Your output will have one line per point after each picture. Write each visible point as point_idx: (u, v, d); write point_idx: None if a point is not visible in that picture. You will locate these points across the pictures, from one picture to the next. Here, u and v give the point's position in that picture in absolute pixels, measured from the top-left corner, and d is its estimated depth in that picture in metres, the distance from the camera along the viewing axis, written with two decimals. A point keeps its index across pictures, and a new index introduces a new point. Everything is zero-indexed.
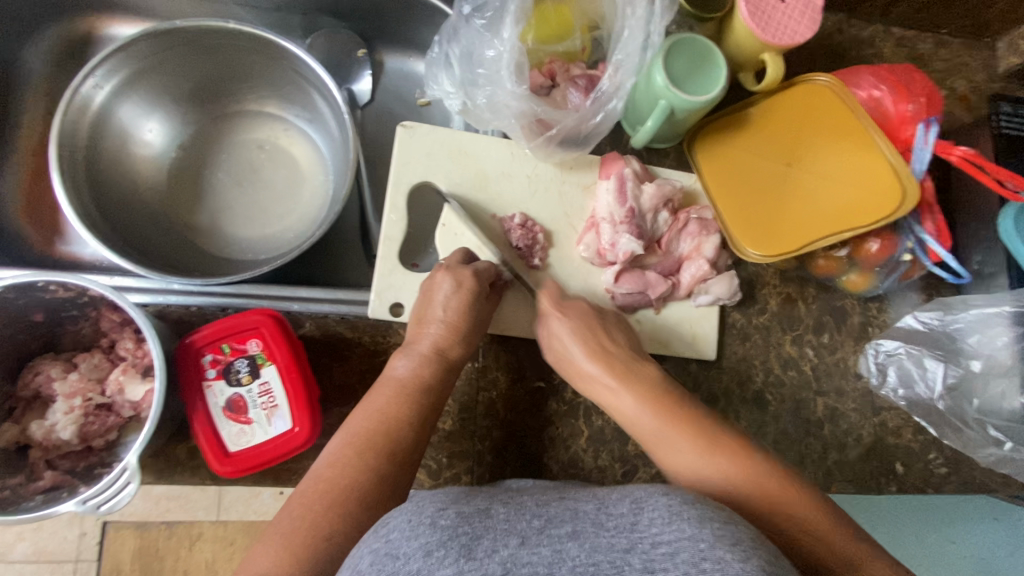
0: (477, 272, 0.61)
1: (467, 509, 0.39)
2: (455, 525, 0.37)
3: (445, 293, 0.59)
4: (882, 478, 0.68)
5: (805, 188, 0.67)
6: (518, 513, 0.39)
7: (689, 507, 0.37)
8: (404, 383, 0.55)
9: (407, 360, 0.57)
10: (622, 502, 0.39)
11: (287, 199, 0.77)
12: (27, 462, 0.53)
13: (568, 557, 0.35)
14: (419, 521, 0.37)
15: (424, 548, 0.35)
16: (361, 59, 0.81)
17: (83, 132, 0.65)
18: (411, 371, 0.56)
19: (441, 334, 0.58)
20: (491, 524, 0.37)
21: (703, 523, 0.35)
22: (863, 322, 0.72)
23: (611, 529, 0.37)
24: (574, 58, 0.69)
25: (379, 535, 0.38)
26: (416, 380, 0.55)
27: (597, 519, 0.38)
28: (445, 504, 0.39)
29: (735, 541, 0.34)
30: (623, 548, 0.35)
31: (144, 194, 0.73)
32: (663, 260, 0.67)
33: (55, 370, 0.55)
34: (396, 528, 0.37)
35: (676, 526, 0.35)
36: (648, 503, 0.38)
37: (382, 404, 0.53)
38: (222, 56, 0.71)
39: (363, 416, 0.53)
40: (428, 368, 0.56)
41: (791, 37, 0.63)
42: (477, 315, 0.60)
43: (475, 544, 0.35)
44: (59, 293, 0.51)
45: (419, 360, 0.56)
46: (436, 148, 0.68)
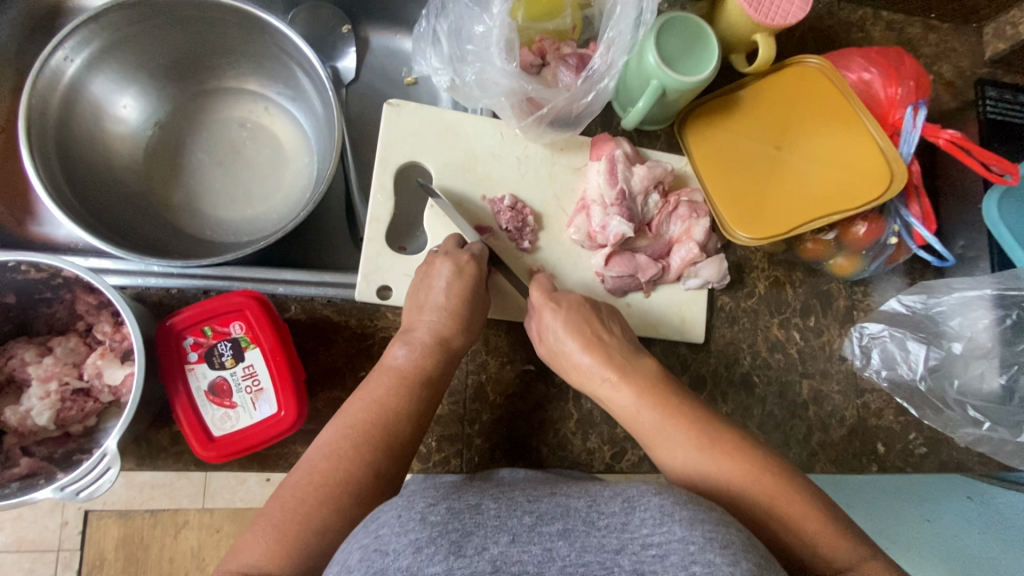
0: (475, 255, 0.60)
1: (458, 505, 0.39)
2: (445, 521, 0.37)
3: (451, 279, 0.58)
4: (864, 458, 0.70)
5: (796, 170, 0.67)
6: (508, 509, 0.39)
7: (682, 507, 0.37)
8: (405, 374, 0.54)
9: (407, 349, 0.56)
10: (614, 500, 0.39)
11: (270, 180, 0.75)
12: (1, 449, 0.51)
13: (557, 557, 0.35)
14: (410, 517, 0.37)
15: (413, 545, 0.35)
16: (345, 35, 0.79)
17: (55, 107, 0.62)
18: (412, 362, 0.55)
19: (442, 322, 0.57)
20: (481, 520, 0.37)
21: (693, 525, 0.35)
22: (849, 305, 0.73)
23: (603, 528, 0.37)
24: (564, 37, 0.68)
25: (367, 531, 0.38)
26: (416, 371, 0.54)
27: (588, 516, 0.38)
28: (435, 500, 0.39)
29: (726, 543, 0.34)
30: (614, 549, 0.35)
31: (121, 174, 0.70)
32: (653, 243, 0.67)
33: (29, 354, 0.53)
34: (386, 524, 0.37)
35: (668, 527, 0.35)
36: (640, 503, 0.38)
37: (380, 393, 0.52)
38: (200, 30, 0.68)
39: (361, 406, 0.52)
40: (426, 355, 0.55)
41: (784, 18, 0.62)
42: (477, 302, 0.59)
43: (465, 540, 0.36)
44: (31, 274, 0.49)
45: (418, 349, 0.56)
46: (424, 128, 0.66)
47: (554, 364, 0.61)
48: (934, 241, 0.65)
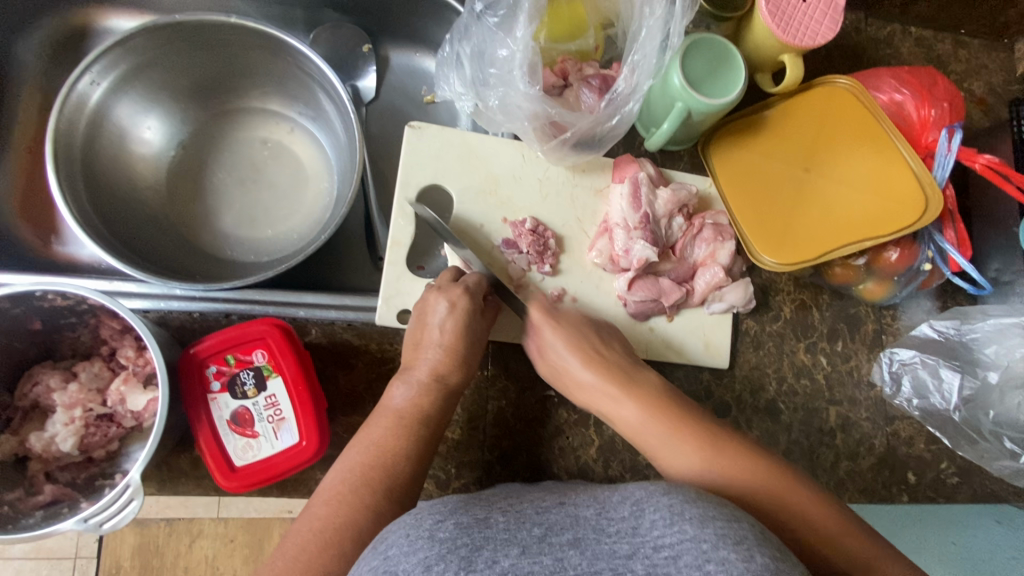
0: (468, 290, 0.58)
1: (466, 519, 0.39)
2: (454, 536, 0.37)
3: (450, 317, 0.56)
4: (894, 487, 0.70)
5: (823, 195, 0.65)
6: (517, 522, 0.39)
7: (693, 506, 0.37)
8: (402, 414, 0.53)
9: (406, 388, 0.55)
10: (623, 505, 0.39)
11: (291, 200, 0.75)
12: (25, 475, 0.51)
13: (570, 566, 0.35)
14: (418, 535, 0.37)
15: (423, 563, 0.35)
16: (366, 54, 0.79)
17: (81, 131, 0.63)
18: (410, 401, 0.54)
19: (439, 359, 0.56)
20: (491, 534, 0.37)
21: (705, 522, 0.35)
22: (878, 329, 0.73)
23: (613, 534, 0.37)
24: (586, 57, 0.68)
25: (377, 552, 0.38)
26: (413, 410, 0.53)
27: (598, 524, 0.38)
28: (443, 516, 0.39)
29: (739, 539, 0.34)
30: (626, 554, 0.35)
31: (143, 195, 0.70)
32: (677, 266, 0.66)
33: (54, 380, 0.53)
34: (394, 544, 0.38)
35: (678, 527, 0.35)
36: (650, 505, 0.38)
37: (379, 435, 0.52)
38: (223, 52, 0.68)
39: (359, 450, 0.51)
40: (423, 394, 0.54)
41: (813, 38, 0.62)
42: (470, 338, 0.57)
43: (475, 555, 0.35)
44: (56, 300, 0.49)
45: (416, 388, 0.55)
46: (446, 150, 0.66)
47: (559, 383, 0.61)
48: (970, 268, 0.62)
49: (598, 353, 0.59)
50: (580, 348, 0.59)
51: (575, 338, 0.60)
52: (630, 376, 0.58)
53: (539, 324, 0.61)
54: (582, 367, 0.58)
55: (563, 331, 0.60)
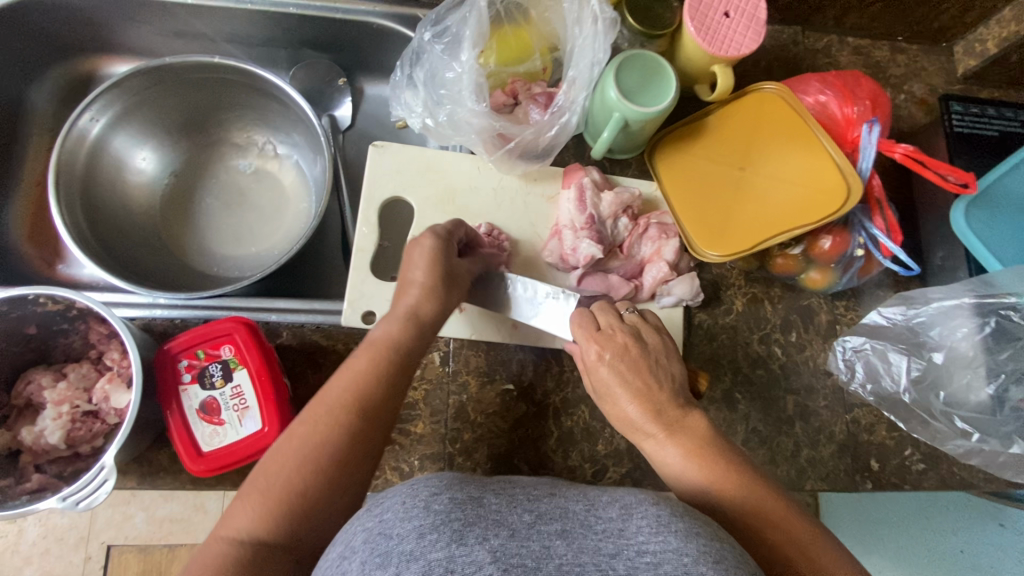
0: (436, 234, 0.61)
1: (460, 495, 0.42)
2: (449, 510, 0.39)
3: (422, 255, 0.59)
4: (858, 475, 0.71)
5: (758, 191, 0.69)
6: (509, 505, 0.41)
7: (677, 520, 0.39)
8: (377, 343, 0.55)
9: (384, 323, 0.57)
10: (612, 506, 0.42)
11: (272, 220, 0.82)
12: (17, 466, 0.56)
13: (554, 554, 0.37)
14: (414, 504, 0.40)
15: (417, 531, 0.38)
16: (341, 87, 0.87)
17: (81, 162, 0.71)
18: (385, 331, 0.56)
19: (416, 295, 0.58)
20: (483, 513, 0.40)
21: (688, 538, 0.37)
22: (831, 319, 0.76)
23: (599, 532, 0.39)
24: (535, 77, 0.75)
25: (372, 515, 0.41)
26: (385, 338, 0.55)
27: (587, 520, 0.40)
28: (439, 489, 0.42)
29: (718, 559, 0.36)
30: (609, 553, 0.37)
31: (138, 218, 0.77)
32: (625, 263, 0.70)
33: (46, 379, 0.58)
34: (389, 509, 0.41)
35: (663, 537, 0.37)
36: (638, 511, 0.40)
37: (359, 364, 0.53)
38: (208, 89, 0.76)
39: (338, 378, 0.53)
40: (397, 325, 0.56)
41: (739, 48, 0.68)
42: (444, 277, 0.59)
43: (467, 530, 0.38)
44: (47, 306, 0.55)
45: (391, 320, 0.56)
46: (406, 166, 0.72)
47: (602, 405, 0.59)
48: (901, 251, 0.65)
49: (645, 388, 0.57)
50: (627, 381, 0.57)
51: (620, 374, 0.57)
52: (681, 420, 0.55)
53: (584, 343, 0.60)
54: (630, 403, 0.56)
55: (608, 363, 0.58)
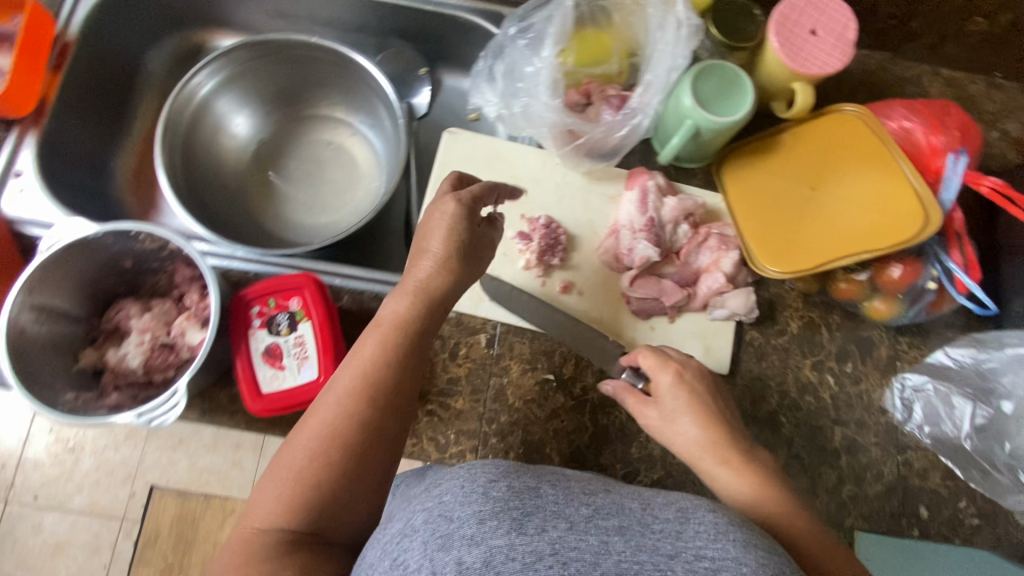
0: (460, 200, 0.59)
1: (518, 483, 0.38)
2: (507, 497, 0.37)
3: (439, 224, 0.58)
4: (904, 521, 0.67)
5: (827, 212, 0.68)
6: (566, 497, 0.38)
7: (737, 529, 0.36)
8: (388, 325, 0.54)
9: (395, 298, 0.56)
10: (667, 508, 0.38)
11: (344, 194, 0.87)
12: (99, 384, 0.61)
13: (613, 551, 0.34)
14: (472, 489, 0.37)
15: (476, 516, 0.36)
16: (422, 76, 0.91)
17: (185, 120, 0.77)
18: (397, 310, 0.55)
19: (430, 267, 0.57)
20: (541, 503, 0.37)
21: (747, 548, 0.34)
22: (892, 355, 0.72)
23: (657, 533, 0.36)
24: (611, 80, 0.76)
25: (431, 497, 0.40)
26: (394, 318, 0.55)
27: (643, 518, 0.37)
28: (496, 476, 0.38)
29: (779, 573, 0.33)
30: (667, 554, 0.34)
31: (226, 179, 0.84)
32: (680, 270, 0.70)
33: (133, 309, 0.64)
34: (448, 491, 0.38)
35: (722, 544, 0.34)
36: (695, 516, 0.37)
37: (369, 352, 0.53)
38: (303, 66, 0.82)
39: (352, 367, 0.52)
40: (407, 302, 0.55)
41: (823, 66, 0.68)
42: (466, 249, 0.58)
43: (526, 519, 0.36)
44: (146, 243, 0.61)
45: (401, 296, 0.56)
46: (476, 153, 0.74)
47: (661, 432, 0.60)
48: (977, 289, 0.63)
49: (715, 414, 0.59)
50: (699, 408, 0.59)
51: (697, 396, 0.59)
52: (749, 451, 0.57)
53: (657, 370, 0.62)
54: (695, 426, 0.58)
55: (684, 383, 0.60)
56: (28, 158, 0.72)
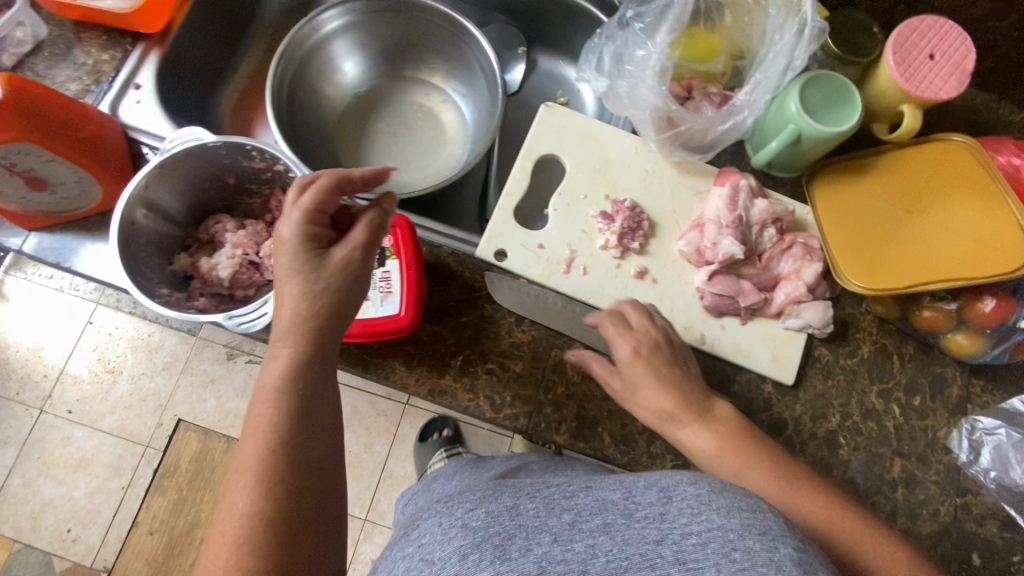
0: (304, 208, 0.51)
1: (496, 507, 0.43)
2: (485, 525, 0.41)
3: (286, 260, 0.50)
4: (954, 564, 0.65)
5: (920, 237, 0.67)
6: (547, 508, 0.42)
7: (719, 496, 0.38)
8: (275, 388, 0.47)
9: (275, 352, 0.48)
10: (650, 490, 0.40)
11: (427, 156, 0.88)
12: (188, 288, 0.63)
13: (601, 552, 0.38)
14: (451, 523, 0.42)
15: (458, 551, 0.40)
16: (519, 55, 0.93)
17: (296, 62, 0.80)
18: (278, 374, 0.47)
19: (304, 300, 0.49)
20: (522, 521, 0.41)
21: (732, 513, 0.36)
22: (963, 395, 0.70)
23: (641, 519, 0.39)
24: (712, 79, 0.76)
25: (412, 540, 0.45)
26: (284, 379, 0.47)
27: (627, 508, 0.40)
28: (473, 504, 0.43)
29: (764, 529, 0.35)
30: (655, 540, 0.37)
31: (320, 125, 0.86)
32: (760, 273, 0.70)
33: (230, 225, 0.66)
34: (427, 532, 0.44)
35: (706, 516, 0.37)
36: (676, 493, 0.39)
37: (258, 419, 0.46)
38: (412, 26, 0.85)
39: (248, 442, 0.45)
40: (288, 354, 0.48)
41: (936, 92, 0.67)
42: (333, 279, 0.50)
43: (508, 543, 0.40)
44: (253, 164, 0.63)
45: (282, 352, 0.48)
46: (570, 129, 0.75)
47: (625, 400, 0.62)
48: None
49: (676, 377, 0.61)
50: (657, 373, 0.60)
51: (655, 369, 0.60)
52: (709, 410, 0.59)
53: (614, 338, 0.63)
54: (659, 396, 0.59)
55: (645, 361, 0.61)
56: (147, 74, 0.76)
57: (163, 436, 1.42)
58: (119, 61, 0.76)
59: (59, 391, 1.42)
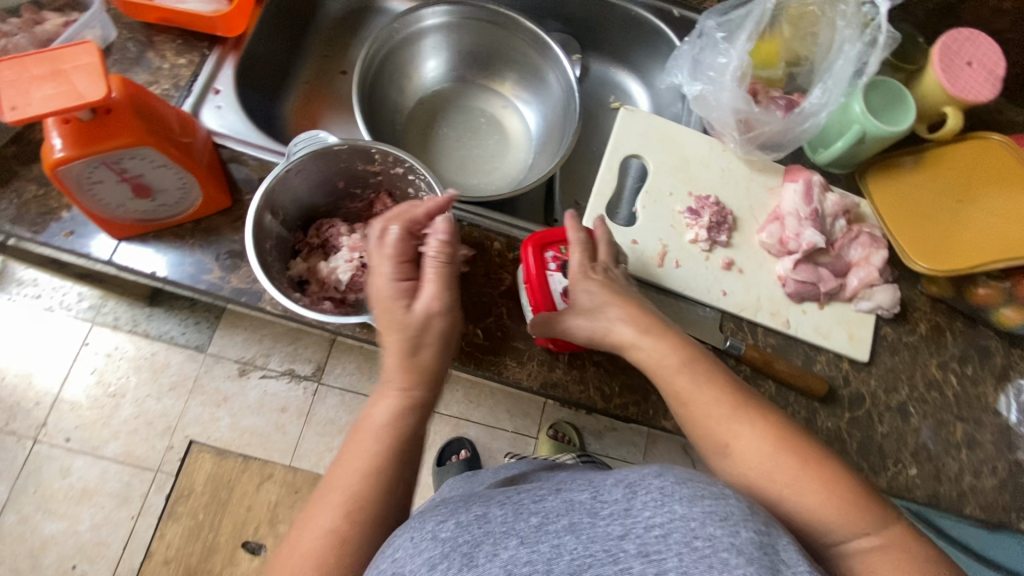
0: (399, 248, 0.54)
1: (467, 516, 0.41)
2: (455, 535, 0.40)
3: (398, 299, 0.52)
4: (1014, 513, 0.73)
5: (971, 224, 0.76)
6: (515, 513, 0.40)
7: (682, 486, 0.37)
8: (385, 426, 0.50)
9: (385, 395, 0.51)
10: (617, 487, 0.39)
11: (495, 159, 0.90)
12: (306, 292, 0.63)
13: (565, 552, 0.36)
14: (422, 537, 0.40)
15: (428, 562, 0.38)
16: (575, 62, 0.95)
17: (371, 68, 0.81)
18: (392, 412, 0.50)
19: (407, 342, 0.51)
20: (490, 528, 0.39)
21: (694, 501, 0.35)
22: (1006, 364, 0.78)
23: (606, 518, 0.37)
24: (772, 84, 0.82)
25: (385, 556, 0.41)
26: (394, 418, 0.50)
27: (593, 507, 0.38)
28: (445, 517, 0.42)
29: (726, 515, 0.34)
30: (618, 536, 0.36)
31: (390, 130, 0.87)
32: (835, 261, 0.76)
33: (343, 229, 0.67)
34: (400, 547, 0.41)
35: (669, 507, 0.36)
36: (641, 487, 0.38)
37: (361, 449, 0.49)
38: (477, 33, 0.87)
39: (347, 460, 0.49)
40: (404, 393, 0.51)
41: (976, 95, 0.75)
42: (408, 327, 0.52)
43: (475, 551, 0.38)
44: (367, 168, 0.64)
45: (392, 393, 0.51)
46: (650, 131, 0.79)
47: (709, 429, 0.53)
48: None
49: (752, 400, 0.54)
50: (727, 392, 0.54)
51: (708, 376, 0.55)
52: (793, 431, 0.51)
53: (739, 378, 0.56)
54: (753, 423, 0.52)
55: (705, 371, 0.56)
56: (227, 81, 0.75)
57: (174, 459, 1.26)
58: (196, 66, 0.74)
59: (54, 419, 1.25)
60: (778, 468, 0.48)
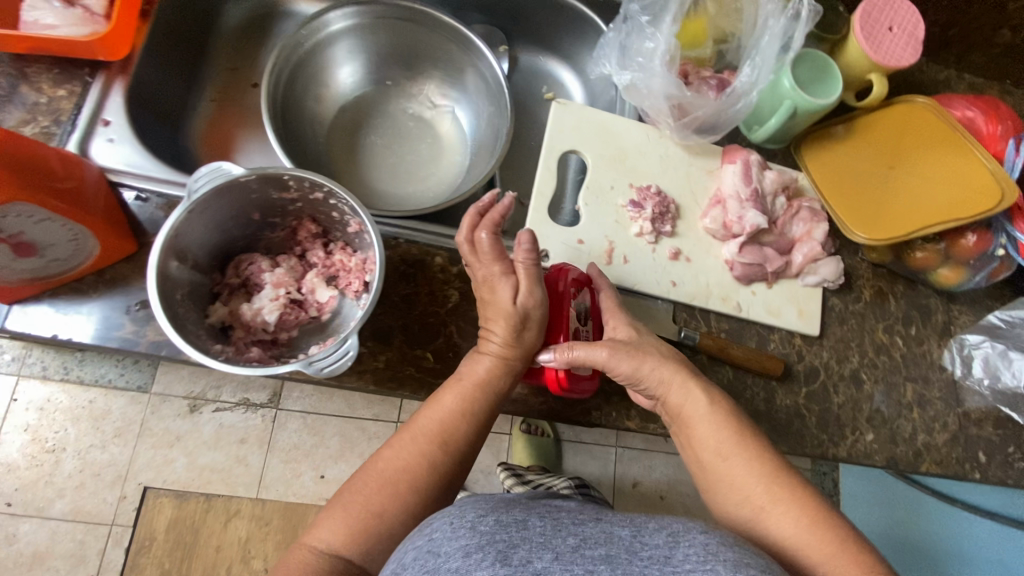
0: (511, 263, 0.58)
1: (506, 517, 0.42)
2: (494, 530, 0.40)
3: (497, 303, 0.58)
4: (966, 464, 0.75)
5: (905, 188, 0.77)
6: (554, 529, 0.41)
7: (727, 548, 0.37)
8: (469, 382, 0.57)
9: (472, 364, 0.58)
10: (658, 531, 0.40)
11: (429, 165, 0.86)
12: (231, 339, 0.58)
13: None
14: (462, 524, 0.41)
15: (463, 549, 0.39)
16: (501, 54, 0.91)
17: (279, 81, 0.75)
18: (478, 375, 0.57)
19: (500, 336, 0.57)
20: (528, 535, 0.40)
21: (738, 567, 0.36)
22: (946, 321, 0.81)
23: (645, 558, 0.38)
24: (702, 64, 0.80)
25: (422, 534, 0.43)
26: (477, 380, 0.57)
27: (632, 546, 0.39)
28: (485, 510, 0.42)
29: None
30: None
31: (312, 145, 0.81)
32: (779, 238, 0.76)
33: (265, 263, 0.62)
34: (439, 529, 0.42)
35: (710, 565, 0.36)
36: (685, 538, 0.39)
37: (448, 403, 0.57)
38: (392, 32, 0.81)
39: (426, 415, 0.57)
40: (486, 366, 0.58)
41: (898, 61, 0.75)
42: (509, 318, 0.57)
43: (511, 551, 0.39)
44: (283, 195, 0.58)
45: (476, 362, 0.58)
46: (585, 124, 0.77)
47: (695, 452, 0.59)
48: None
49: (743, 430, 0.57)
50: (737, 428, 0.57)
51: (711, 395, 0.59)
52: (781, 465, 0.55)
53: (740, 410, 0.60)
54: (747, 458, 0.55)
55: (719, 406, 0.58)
56: (117, 109, 0.67)
57: (129, 509, 1.17)
58: (79, 96, 0.66)
59: None
60: (781, 504, 0.52)
